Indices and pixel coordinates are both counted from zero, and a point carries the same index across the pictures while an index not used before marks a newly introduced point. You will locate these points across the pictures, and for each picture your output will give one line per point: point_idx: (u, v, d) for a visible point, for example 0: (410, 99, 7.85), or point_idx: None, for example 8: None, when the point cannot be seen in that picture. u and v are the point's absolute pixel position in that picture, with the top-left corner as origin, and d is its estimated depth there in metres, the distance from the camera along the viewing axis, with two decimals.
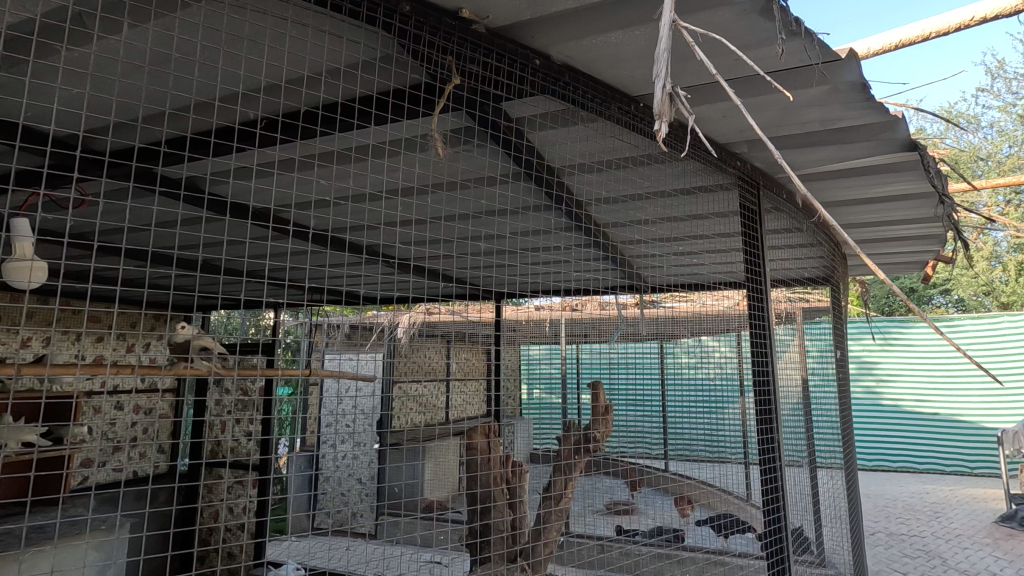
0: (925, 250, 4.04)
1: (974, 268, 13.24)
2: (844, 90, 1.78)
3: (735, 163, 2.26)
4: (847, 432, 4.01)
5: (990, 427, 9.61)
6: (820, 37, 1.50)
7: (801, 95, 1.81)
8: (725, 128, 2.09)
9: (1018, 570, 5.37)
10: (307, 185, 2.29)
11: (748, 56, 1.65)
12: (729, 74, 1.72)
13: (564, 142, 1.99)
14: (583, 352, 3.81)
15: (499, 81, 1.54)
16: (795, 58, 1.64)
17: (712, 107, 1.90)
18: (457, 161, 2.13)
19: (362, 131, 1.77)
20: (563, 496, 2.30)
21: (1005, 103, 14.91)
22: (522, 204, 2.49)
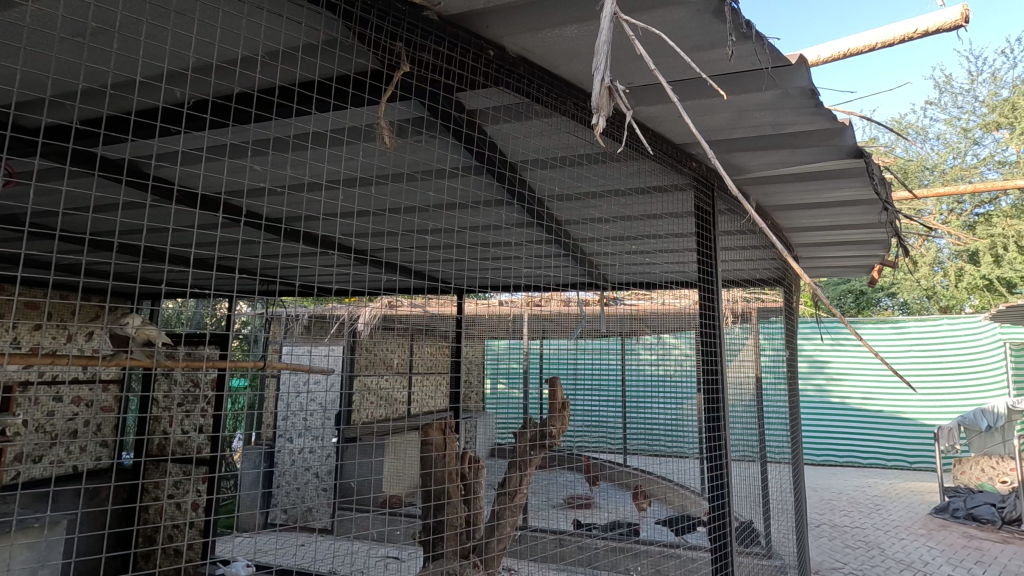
0: (872, 255, 4.21)
1: (918, 272, 13.94)
2: (795, 95, 1.82)
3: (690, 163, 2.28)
4: (795, 430, 4.15)
5: (929, 424, 10.13)
6: (770, 41, 1.53)
7: (752, 98, 1.84)
8: (679, 129, 2.11)
9: (949, 560, 5.68)
10: (257, 171, 2.23)
11: (701, 57, 1.66)
12: (682, 74, 1.74)
13: (521, 136, 1.98)
14: (548, 348, 3.86)
15: (451, 71, 1.52)
16: (746, 61, 1.66)
17: (666, 108, 1.91)
18: (411, 151, 2.09)
19: (310, 119, 1.72)
20: (518, 492, 2.28)
21: (951, 116, 15.72)
22: (482, 199, 2.48)
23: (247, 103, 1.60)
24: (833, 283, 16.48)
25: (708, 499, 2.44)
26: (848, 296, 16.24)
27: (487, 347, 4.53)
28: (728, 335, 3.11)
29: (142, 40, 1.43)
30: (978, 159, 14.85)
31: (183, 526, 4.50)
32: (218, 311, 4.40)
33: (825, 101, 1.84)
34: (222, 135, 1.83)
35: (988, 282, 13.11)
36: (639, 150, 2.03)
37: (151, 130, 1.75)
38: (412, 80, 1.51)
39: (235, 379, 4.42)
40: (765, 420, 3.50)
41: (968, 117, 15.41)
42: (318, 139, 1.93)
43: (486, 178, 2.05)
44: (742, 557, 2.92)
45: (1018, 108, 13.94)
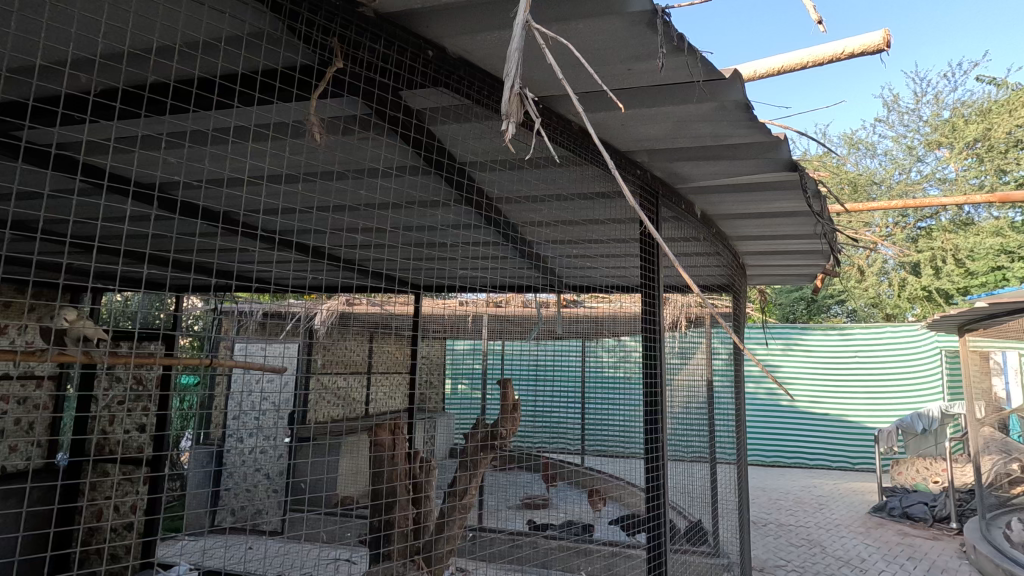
0: (816, 264, 4.38)
1: (865, 282, 14.61)
2: (730, 108, 1.86)
3: (635, 171, 2.27)
4: (742, 433, 4.27)
5: (871, 426, 10.59)
6: (703, 56, 1.56)
7: (691, 109, 1.88)
8: (622, 139, 2.14)
9: (884, 556, 5.96)
10: (195, 164, 2.16)
11: (637, 68, 1.69)
12: (620, 83, 1.76)
13: (466, 139, 1.98)
14: (508, 350, 3.90)
15: (388, 70, 1.51)
16: (682, 73, 1.70)
17: (609, 118, 1.94)
18: (354, 148, 2.05)
19: (247, 114, 1.68)
20: (467, 492, 2.27)
21: (898, 134, 16.54)
22: (434, 201, 2.45)
23: (179, 95, 1.56)
24: (786, 291, 17.11)
25: (646, 500, 2.47)
26: (799, 303, 16.89)
27: (447, 347, 4.57)
28: (677, 340, 3.18)
29: (60, 26, 1.38)
30: (922, 176, 15.66)
31: (123, 528, 4.31)
32: (167, 305, 4.26)
33: (758, 115, 1.89)
34: (154, 126, 1.78)
35: (928, 293, 13.83)
36: (583, 157, 2.05)
37: (76, 119, 1.69)
38: (349, 78, 1.49)
39: (183, 377, 4.27)
40: (713, 423, 3.58)
41: (913, 135, 16.24)
42: (257, 133, 1.89)
43: (433, 180, 2.04)
44: (685, 554, 2.99)
45: (958, 129, 14.87)
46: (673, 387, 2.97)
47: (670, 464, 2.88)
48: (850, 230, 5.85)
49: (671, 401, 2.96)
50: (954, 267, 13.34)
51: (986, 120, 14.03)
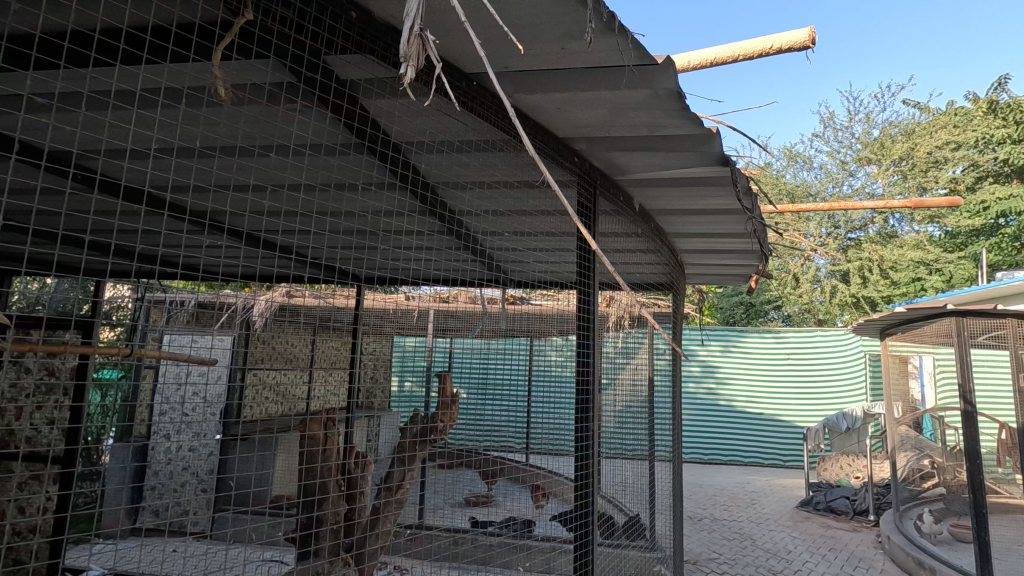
0: (750, 264, 4.53)
1: (799, 288, 15.40)
2: (664, 96, 1.83)
3: (573, 159, 2.24)
4: (678, 430, 4.37)
5: (801, 425, 11.12)
6: (637, 37, 1.52)
7: (626, 95, 1.84)
8: (560, 125, 2.09)
9: (808, 548, 6.27)
10: (106, 127, 2.00)
11: (570, 48, 1.64)
12: (552, 63, 1.71)
13: (398, 114, 1.89)
14: (456, 346, 3.86)
15: (307, 30, 1.42)
16: (616, 56, 1.65)
17: (544, 100, 1.89)
18: (281, 120, 1.94)
19: (155, 70, 1.54)
20: (399, 486, 2.23)
21: (832, 149, 17.52)
22: (379, 188, 2.36)
23: (79, 42, 1.42)
24: (727, 295, 17.83)
25: (574, 499, 2.43)
26: (739, 307, 17.66)
27: (393, 341, 4.50)
28: (618, 337, 3.20)
29: None
30: (853, 189, 16.64)
31: (30, 531, 3.98)
32: (88, 291, 3.97)
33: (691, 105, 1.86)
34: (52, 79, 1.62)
35: (856, 300, 14.68)
36: (521, 142, 1.99)
37: None
38: (263, 31, 1.37)
39: (102, 368, 3.98)
40: (652, 420, 3.63)
41: (846, 151, 17.23)
42: (170, 93, 1.75)
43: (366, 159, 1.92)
44: (623, 549, 3.04)
45: (885, 146, 16.09)
46: (609, 383, 2.97)
47: (604, 461, 2.84)
48: (785, 235, 6.15)
49: (611, 399, 2.97)
50: (879, 277, 14.34)
51: (910, 141, 15.66)
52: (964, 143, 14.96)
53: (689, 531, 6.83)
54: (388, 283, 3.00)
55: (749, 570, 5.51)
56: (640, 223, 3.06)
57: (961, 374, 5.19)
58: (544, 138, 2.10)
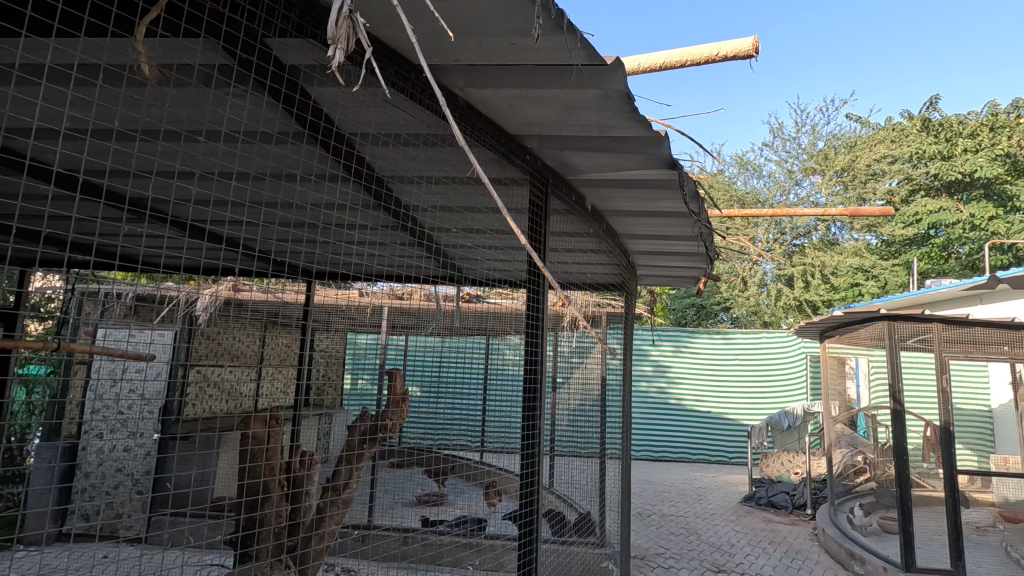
0: (699, 266, 4.66)
1: (746, 292, 15.98)
2: (613, 98, 1.83)
3: (524, 157, 2.23)
4: (628, 428, 4.45)
5: (746, 423, 11.55)
6: (585, 36, 1.50)
7: (577, 94, 1.83)
8: (512, 122, 2.07)
9: (750, 541, 6.51)
10: (28, 102, 1.87)
11: (519, 44, 1.61)
12: (501, 58, 1.68)
13: (345, 102, 1.83)
14: (412, 344, 3.82)
15: (242, 9, 1.36)
16: (566, 56, 1.63)
17: (494, 95, 1.86)
18: (220, 103, 1.85)
19: (72, 45, 1.42)
20: (346, 485, 2.18)
21: (780, 159, 18.28)
22: (328, 179, 2.31)
23: None
24: (680, 297, 18.34)
25: (518, 497, 2.41)
26: (690, 308, 18.19)
27: (348, 339, 4.42)
28: (572, 337, 3.22)
29: None
30: (799, 198, 17.39)
31: None
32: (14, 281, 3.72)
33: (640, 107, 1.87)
34: None
35: (800, 304, 15.36)
36: (472, 138, 1.96)
37: None
38: (193, 5, 1.29)
39: (29, 363, 3.73)
40: (604, 420, 3.68)
41: (793, 161, 17.99)
42: (97, 70, 1.64)
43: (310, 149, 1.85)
44: (571, 546, 3.08)
45: (829, 158, 16.88)
46: (560, 382, 2.98)
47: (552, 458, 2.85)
48: (733, 239, 6.37)
49: (564, 398, 3.01)
50: (820, 282, 15.05)
51: (852, 154, 16.51)
52: (900, 158, 16.06)
53: (638, 526, 6.99)
54: (342, 279, 2.93)
55: (694, 564, 5.67)
56: (594, 224, 3.09)
57: (891, 375, 5.50)
58: (496, 134, 2.07)
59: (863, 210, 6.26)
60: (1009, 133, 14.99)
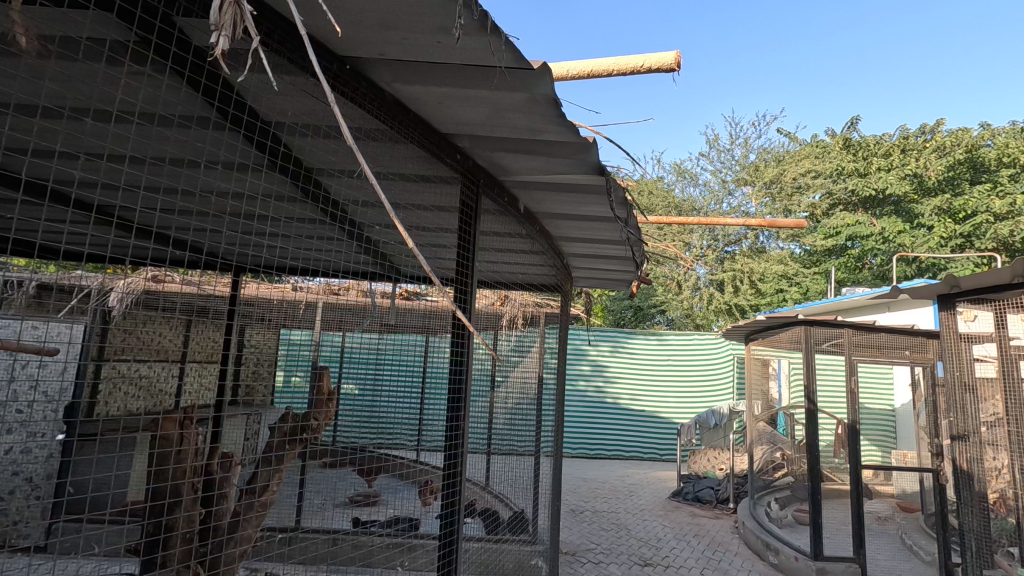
0: (631, 270, 4.81)
1: (680, 295, 16.62)
2: (541, 102, 1.84)
3: (455, 155, 2.22)
4: (560, 426, 4.53)
5: (676, 421, 12.02)
6: (510, 39, 1.50)
7: (505, 96, 1.82)
8: (443, 120, 2.05)
9: (676, 535, 6.78)
10: None
11: (445, 43, 1.60)
12: (428, 55, 1.66)
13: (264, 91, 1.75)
14: (349, 340, 3.71)
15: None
16: (492, 58, 1.63)
17: (422, 92, 1.84)
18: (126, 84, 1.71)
19: None
20: (267, 489, 2.11)
21: (715, 169, 19.12)
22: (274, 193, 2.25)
23: None
24: (618, 299, 18.84)
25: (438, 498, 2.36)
26: (628, 310, 18.74)
27: (281, 335, 4.25)
28: (512, 336, 3.22)
29: None
30: (731, 207, 18.25)
31: None
32: None
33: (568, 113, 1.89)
34: None
35: (729, 307, 16.14)
36: (400, 134, 1.92)
37: None
38: None
39: None
40: (539, 418, 3.72)
41: (726, 171, 18.85)
42: None
43: (228, 140, 1.74)
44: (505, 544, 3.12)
45: (759, 170, 17.81)
46: (495, 381, 2.98)
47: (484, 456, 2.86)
48: (666, 245, 6.62)
49: (501, 397, 3.03)
50: (748, 287, 15.87)
51: (780, 167, 17.49)
52: (822, 173, 17.17)
53: (570, 523, 7.12)
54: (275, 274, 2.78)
55: (622, 558, 5.85)
56: (529, 224, 3.09)
57: (806, 376, 5.87)
58: (425, 131, 2.04)
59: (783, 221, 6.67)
60: (915, 156, 16.40)
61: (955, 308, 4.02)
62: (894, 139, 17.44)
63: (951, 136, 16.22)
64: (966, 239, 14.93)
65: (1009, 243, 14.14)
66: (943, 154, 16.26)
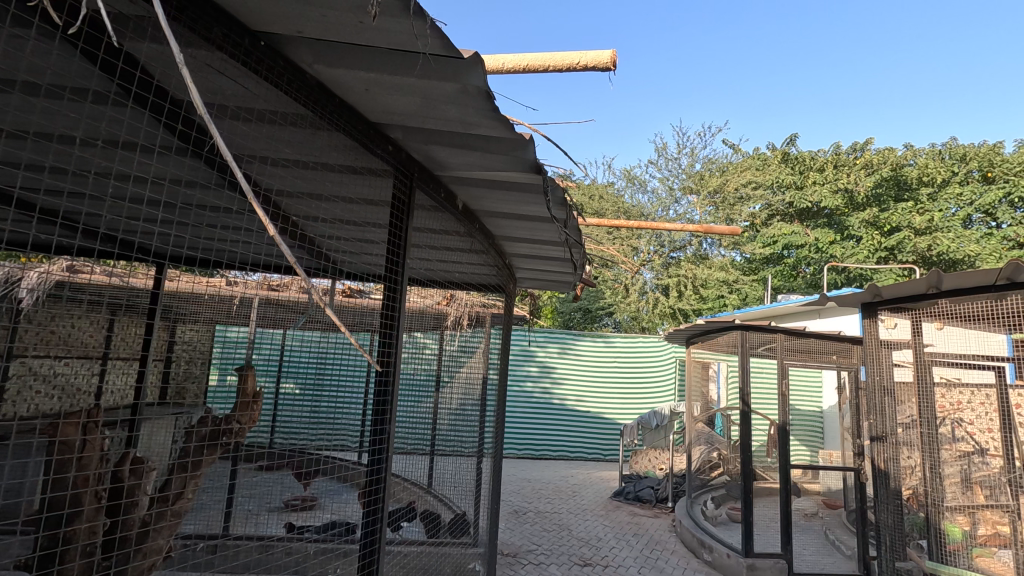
0: (573, 273, 4.85)
1: (627, 298, 16.99)
2: (473, 94, 1.79)
3: (387, 146, 2.14)
4: (501, 426, 4.50)
5: (620, 422, 12.26)
6: (436, 23, 1.43)
7: (437, 86, 1.77)
8: (372, 108, 1.97)
9: (615, 535, 6.89)
10: None
11: (368, 26, 1.52)
12: (352, 38, 1.58)
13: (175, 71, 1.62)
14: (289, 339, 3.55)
15: None
16: (420, 46, 1.56)
17: (347, 76, 1.75)
18: None
19: None
20: (181, 496, 2.00)
21: (663, 176, 19.67)
22: (196, 187, 2.14)
23: None
24: (567, 302, 19.07)
25: (362, 501, 2.21)
26: (577, 312, 19.00)
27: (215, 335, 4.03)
28: (458, 337, 3.17)
29: None
30: (677, 214, 18.82)
31: None
32: None
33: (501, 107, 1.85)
34: None
35: (673, 312, 16.63)
36: (324, 119, 1.83)
37: None
38: None
39: None
40: (482, 417, 3.68)
41: (673, 180, 19.42)
42: None
43: (135, 120, 1.60)
44: (445, 547, 3.05)
45: (703, 179, 18.47)
46: (438, 381, 2.92)
47: (421, 457, 2.78)
48: (610, 248, 6.75)
49: (445, 399, 2.98)
50: (691, 292, 16.40)
51: (723, 177, 18.15)
52: (762, 184, 17.97)
53: (512, 523, 7.12)
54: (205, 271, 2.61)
55: (562, 559, 5.88)
56: (467, 221, 3.05)
57: (742, 378, 6.09)
58: (353, 119, 1.96)
59: (721, 229, 6.90)
60: (846, 172, 17.41)
61: (877, 316, 4.21)
62: (827, 155, 18.47)
63: (878, 155, 17.30)
64: (890, 252, 15.95)
65: (926, 257, 15.22)
66: (870, 171, 17.32)
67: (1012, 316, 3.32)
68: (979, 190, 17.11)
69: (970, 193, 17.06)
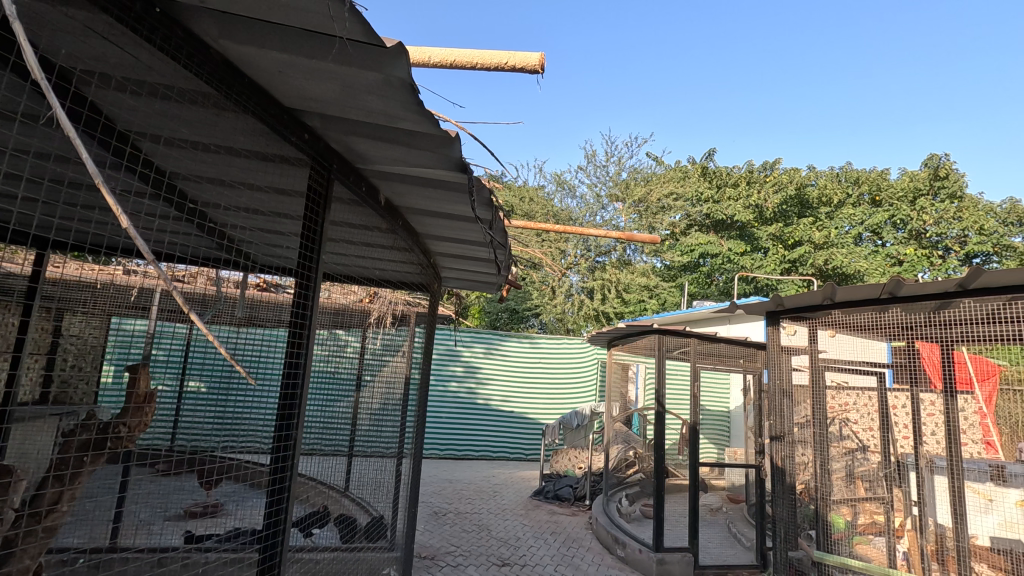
0: (498, 274, 4.85)
1: (553, 300, 17.29)
2: (396, 86, 1.73)
3: (303, 133, 2.03)
4: (422, 427, 4.42)
5: (542, 421, 12.46)
6: (356, 8, 1.36)
7: (356, 74, 1.69)
8: (286, 92, 1.86)
9: (533, 534, 6.97)
10: None
11: (282, 4, 1.42)
12: (264, 15, 1.47)
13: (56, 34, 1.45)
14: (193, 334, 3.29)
15: None
16: (338, 30, 1.48)
17: (258, 55, 1.64)
18: None
19: None
20: (54, 511, 1.78)
21: (591, 183, 20.20)
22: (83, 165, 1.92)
23: None
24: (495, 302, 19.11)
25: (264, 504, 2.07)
26: (504, 313, 19.09)
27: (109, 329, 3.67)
28: (380, 335, 3.07)
29: None
30: (604, 220, 19.39)
31: None
32: None
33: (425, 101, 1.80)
34: None
35: (597, 314, 17.11)
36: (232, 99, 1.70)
37: None
38: None
39: None
40: (402, 418, 3.59)
41: (601, 186, 19.98)
42: None
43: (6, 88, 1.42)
44: (360, 551, 2.91)
45: (629, 188, 19.15)
46: (356, 381, 2.81)
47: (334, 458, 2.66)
48: (538, 251, 6.82)
49: (364, 399, 2.87)
50: (615, 296, 16.98)
51: (648, 187, 18.91)
52: (682, 196, 18.89)
53: (432, 525, 7.01)
54: None
55: (480, 560, 5.86)
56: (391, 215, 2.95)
57: (659, 380, 6.35)
58: (266, 103, 1.84)
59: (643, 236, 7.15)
60: (758, 189, 18.68)
61: (779, 324, 4.52)
62: (741, 172, 19.72)
63: (786, 175, 18.69)
64: (793, 264, 17.28)
65: (824, 270, 16.61)
66: (778, 189, 18.69)
67: (891, 326, 3.69)
68: (869, 212, 18.95)
69: (861, 214, 18.86)
